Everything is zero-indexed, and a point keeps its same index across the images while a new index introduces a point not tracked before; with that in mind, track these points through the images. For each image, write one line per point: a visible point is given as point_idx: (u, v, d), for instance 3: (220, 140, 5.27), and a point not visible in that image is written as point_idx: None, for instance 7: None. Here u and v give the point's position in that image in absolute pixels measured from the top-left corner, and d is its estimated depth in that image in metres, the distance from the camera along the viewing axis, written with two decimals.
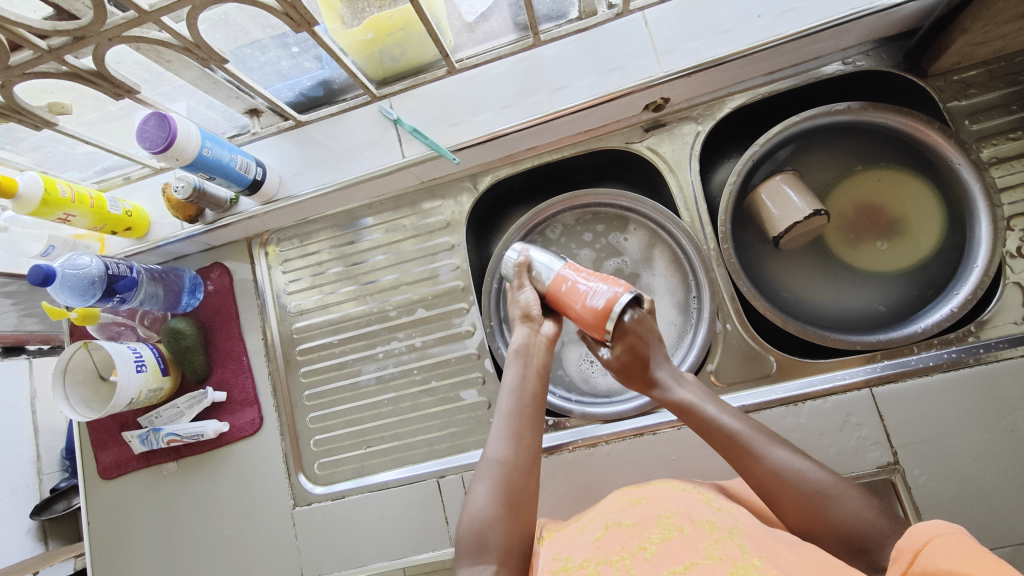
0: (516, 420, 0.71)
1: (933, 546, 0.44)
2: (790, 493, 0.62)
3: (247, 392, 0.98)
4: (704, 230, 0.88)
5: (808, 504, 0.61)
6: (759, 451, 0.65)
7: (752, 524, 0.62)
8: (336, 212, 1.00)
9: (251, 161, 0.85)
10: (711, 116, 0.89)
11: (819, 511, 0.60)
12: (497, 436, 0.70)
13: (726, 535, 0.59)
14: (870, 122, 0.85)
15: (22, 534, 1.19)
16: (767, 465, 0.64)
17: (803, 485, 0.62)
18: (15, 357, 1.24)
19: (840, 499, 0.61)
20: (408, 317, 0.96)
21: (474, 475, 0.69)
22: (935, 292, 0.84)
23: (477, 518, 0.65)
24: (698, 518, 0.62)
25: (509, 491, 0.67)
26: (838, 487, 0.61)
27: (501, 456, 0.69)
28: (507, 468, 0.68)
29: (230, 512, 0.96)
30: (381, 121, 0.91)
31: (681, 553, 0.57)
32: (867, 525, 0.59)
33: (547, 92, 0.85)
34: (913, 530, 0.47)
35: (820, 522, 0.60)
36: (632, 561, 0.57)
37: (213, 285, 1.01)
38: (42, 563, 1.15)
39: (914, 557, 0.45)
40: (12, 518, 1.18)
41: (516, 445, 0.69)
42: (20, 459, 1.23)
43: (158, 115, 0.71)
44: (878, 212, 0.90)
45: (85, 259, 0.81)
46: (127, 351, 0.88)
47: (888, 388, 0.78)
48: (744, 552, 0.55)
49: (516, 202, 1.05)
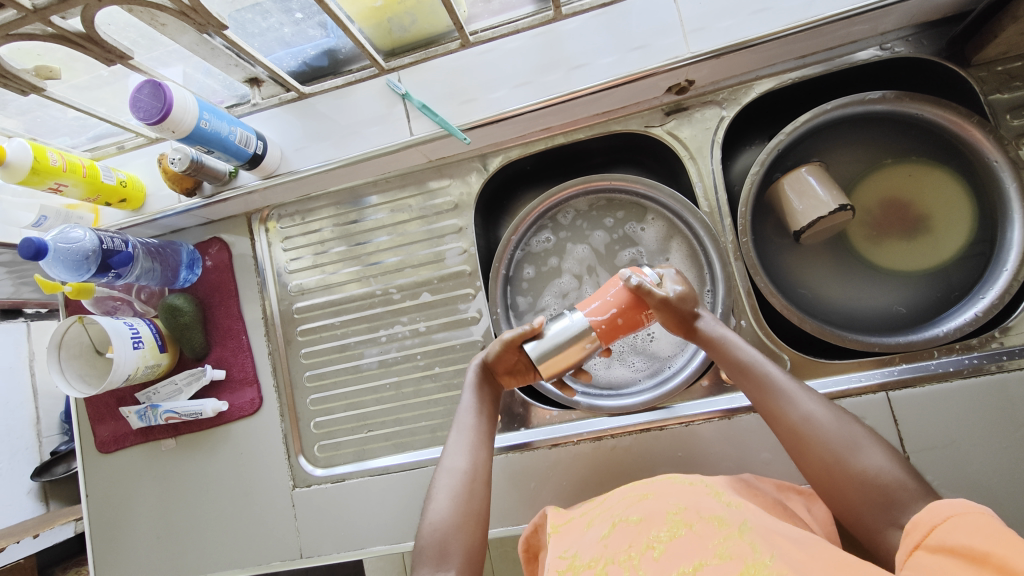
0: (476, 434, 0.73)
1: (953, 524, 0.48)
2: (817, 443, 0.63)
3: (246, 370, 0.96)
4: (722, 222, 0.85)
5: (836, 452, 0.62)
6: (791, 398, 0.67)
7: (763, 522, 0.58)
8: (339, 189, 0.96)
9: (251, 134, 0.80)
10: (736, 101, 0.84)
11: (843, 462, 0.61)
12: (457, 447, 0.72)
13: (737, 532, 0.57)
14: (904, 113, 0.80)
15: (23, 495, 1.21)
16: (800, 411, 0.65)
17: (831, 435, 0.63)
18: (12, 320, 1.24)
19: (867, 451, 0.61)
20: (412, 300, 0.94)
21: (434, 484, 0.70)
22: (959, 294, 0.81)
23: (440, 525, 0.66)
24: (707, 514, 0.60)
25: (470, 500, 0.67)
26: (868, 441, 0.62)
27: (462, 466, 0.70)
28: (468, 478, 0.69)
29: (229, 490, 0.95)
30: (389, 95, 0.86)
31: (692, 550, 0.56)
32: (890, 479, 0.59)
33: (565, 70, 0.81)
34: (935, 506, 0.51)
35: (843, 472, 0.61)
36: (641, 560, 0.57)
37: (212, 261, 0.98)
38: (42, 526, 1.17)
39: (932, 530, 0.50)
40: (14, 480, 1.20)
41: (474, 456, 0.71)
42: (19, 421, 1.23)
43: (152, 83, 0.67)
44: (904, 208, 0.86)
45: (78, 232, 0.77)
46: (123, 326, 0.86)
47: (905, 392, 0.76)
48: (754, 550, 0.53)
49: (527, 184, 1.01)
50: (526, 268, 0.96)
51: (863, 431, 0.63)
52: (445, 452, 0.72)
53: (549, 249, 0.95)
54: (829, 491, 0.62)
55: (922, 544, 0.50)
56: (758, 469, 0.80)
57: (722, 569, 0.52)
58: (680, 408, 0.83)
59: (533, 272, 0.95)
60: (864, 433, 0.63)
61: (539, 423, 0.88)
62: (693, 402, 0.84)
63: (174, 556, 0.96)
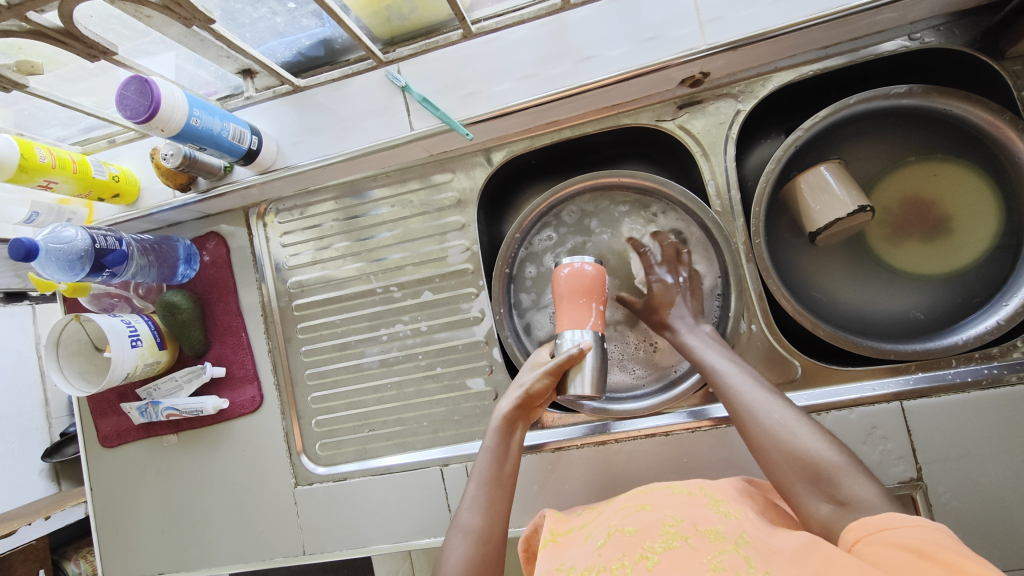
0: (494, 490, 0.69)
1: (905, 529, 0.50)
2: (757, 425, 0.64)
3: (246, 368, 0.95)
4: (734, 222, 0.82)
5: (772, 432, 0.62)
6: (738, 388, 0.67)
7: (761, 535, 0.56)
8: (339, 183, 0.93)
9: (245, 129, 0.78)
10: (753, 94, 0.80)
11: (778, 442, 0.61)
12: (473, 504, 0.69)
13: (733, 545, 0.54)
14: (931, 108, 0.76)
15: (35, 475, 1.29)
16: (743, 397, 0.66)
17: (769, 419, 0.63)
18: (18, 304, 1.30)
19: (802, 435, 0.61)
20: (414, 299, 0.92)
21: (447, 543, 0.67)
22: (980, 300, 0.78)
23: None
24: (704, 527, 0.57)
25: (484, 564, 0.65)
26: (807, 424, 0.62)
27: (475, 525, 0.67)
28: (481, 539, 0.66)
29: (231, 486, 0.95)
30: (388, 86, 0.83)
31: (685, 564, 0.53)
32: (824, 458, 0.59)
33: (573, 62, 0.77)
34: (888, 514, 0.52)
35: (779, 451, 0.61)
36: (633, 569, 0.54)
37: (210, 257, 0.96)
38: (54, 507, 1.22)
39: (878, 531, 0.51)
40: (24, 461, 1.28)
41: (489, 517, 0.68)
42: (28, 405, 1.30)
43: (139, 79, 0.64)
44: (926, 207, 0.82)
45: (70, 232, 0.75)
46: (121, 325, 0.84)
47: (919, 402, 0.74)
48: (749, 564, 0.50)
49: (532, 178, 0.98)
50: (530, 267, 0.92)
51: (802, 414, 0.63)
52: (460, 506, 0.69)
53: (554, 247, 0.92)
54: (767, 470, 0.62)
55: (864, 538, 0.51)
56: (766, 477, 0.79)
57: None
58: (685, 413, 0.82)
59: (536, 271, 0.92)
60: (802, 416, 0.63)
61: (542, 426, 0.86)
62: (699, 407, 0.82)
63: (179, 548, 0.96)
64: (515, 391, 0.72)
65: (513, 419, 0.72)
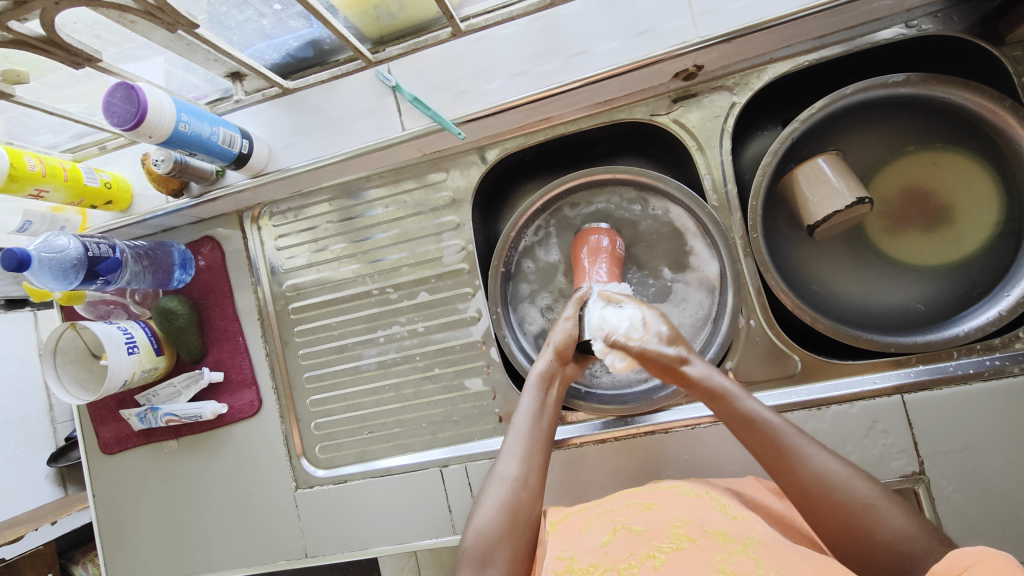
0: (530, 442, 0.69)
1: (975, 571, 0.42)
2: (832, 503, 0.57)
3: (244, 372, 0.94)
4: (731, 216, 0.81)
5: (852, 515, 0.56)
6: (802, 455, 0.59)
7: (770, 535, 0.55)
8: (333, 184, 0.93)
9: (235, 133, 0.77)
10: (748, 86, 0.79)
11: (862, 528, 0.55)
12: (509, 453, 0.69)
13: (741, 547, 0.53)
14: (930, 97, 0.75)
15: (41, 480, 1.30)
16: (810, 469, 0.58)
17: (809, 461, 0.58)
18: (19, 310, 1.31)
19: (822, 461, 0.59)
20: (410, 300, 0.91)
21: (484, 489, 0.67)
22: (982, 290, 0.77)
23: (484, 531, 0.63)
24: (710, 529, 0.56)
25: (517, 511, 0.64)
26: (883, 499, 0.56)
27: (513, 473, 0.67)
28: (515, 487, 0.66)
29: (233, 491, 0.95)
30: (378, 86, 0.82)
31: (692, 564, 0.51)
32: (912, 544, 0.54)
33: (564, 58, 0.76)
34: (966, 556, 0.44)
35: (863, 539, 0.55)
36: (640, 569, 0.51)
37: (205, 261, 0.96)
38: (60, 512, 1.23)
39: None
40: (31, 466, 1.28)
41: (527, 465, 0.68)
42: (32, 410, 1.31)
43: (125, 85, 0.63)
44: (926, 197, 0.81)
45: (63, 241, 0.75)
46: (117, 332, 0.83)
47: (921, 395, 0.73)
48: (758, 567, 0.49)
49: (527, 175, 0.97)
50: (529, 266, 0.92)
51: (876, 488, 0.57)
52: (498, 458, 0.69)
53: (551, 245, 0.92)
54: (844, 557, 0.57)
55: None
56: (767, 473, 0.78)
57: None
58: (684, 409, 0.82)
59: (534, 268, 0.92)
60: (877, 493, 0.57)
61: None
62: (697, 403, 0.82)
63: (183, 553, 0.97)
64: (549, 350, 0.76)
65: (549, 374, 0.75)
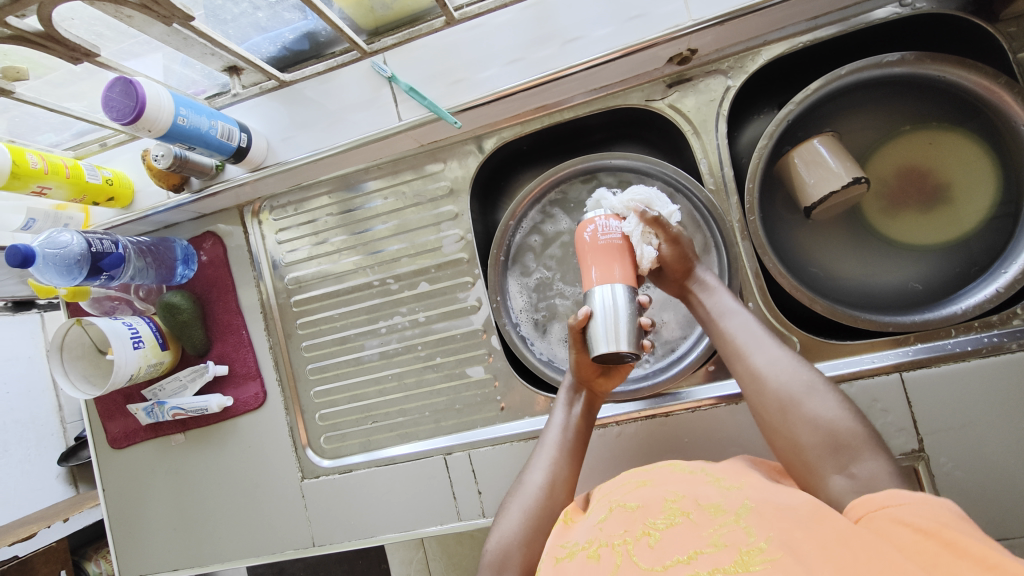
0: (561, 453, 0.70)
1: (907, 507, 0.49)
2: (775, 385, 0.62)
3: (249, 365, 0.95)
4: (728, 200, 0.81)
5: (791, 397, 0.61)
6: (758, 344, 0.65)
7: (763, 497, 0.56)
8: (333, 176, 0.93)
9: (233, 127, 0.78)
10: (742, 69, 0.80)
11: (795, 408, 0.61)
12: (539, 463, 0.70)
13: (733, 517, 0.53)
14: (925, 75, 0.75)
15: (53, 479, 1.32)
16: (760, 357, 0.64)
17: (762, 356, 0.64)
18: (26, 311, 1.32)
19: (770, 349, 0.65)
20: (411, 290, 0.92)
21: (510, 498, 0.69)
22: (979, 269, 0.77)
23: (510, 538, 0.64)
24: (704, 502, 0.56)
25: (541, 520, 0.66)
26: (824, 389, 0.61)
27: (540, 481, 0.68)
28: (545, 496, 0.67)
29: (240, 482, 0.96)
30: (374, 78, 0.82)
31: (686, 539, 0.52)
32: (841, 425, 0.58)
33: (558, 45, 0.76)
34: (890, 491, 0.51)
35: (796, 417, 0.60)
36: (635, 548, 0.53)
37: (207, 256, 0.97)
38: (72, 509, 1.24)
39: (880, 507, 0.50)
40: (42, 465, 1.30)
41: (553, 475, 0.69)
42: (42, 410, 1.32)
43: (123, 80, 0.64)
44: (922, 176, 0.81)
45: (66, 237, 0.76)
46: (122, 327, 0.84)
47: (920, 373, 0.73)
48: (750, 535, 0.50)
49: (525, 164, 0.98)
50: (534, 254, 0.92)
51: (822, 379, 0.62)
52: (528, 466, 0.71)
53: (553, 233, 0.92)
54: (776, 437, 0.62)
55: (868, 516, 0.50)
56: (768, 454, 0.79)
57: (715, 558, 0.48)
58: (685, 393, 0.83)
59: (533, 255, 0.92)
60: (820, 382, 0.62)
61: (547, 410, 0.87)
62: (696, 387, 0.83)
63: (193, 545, 0.98)
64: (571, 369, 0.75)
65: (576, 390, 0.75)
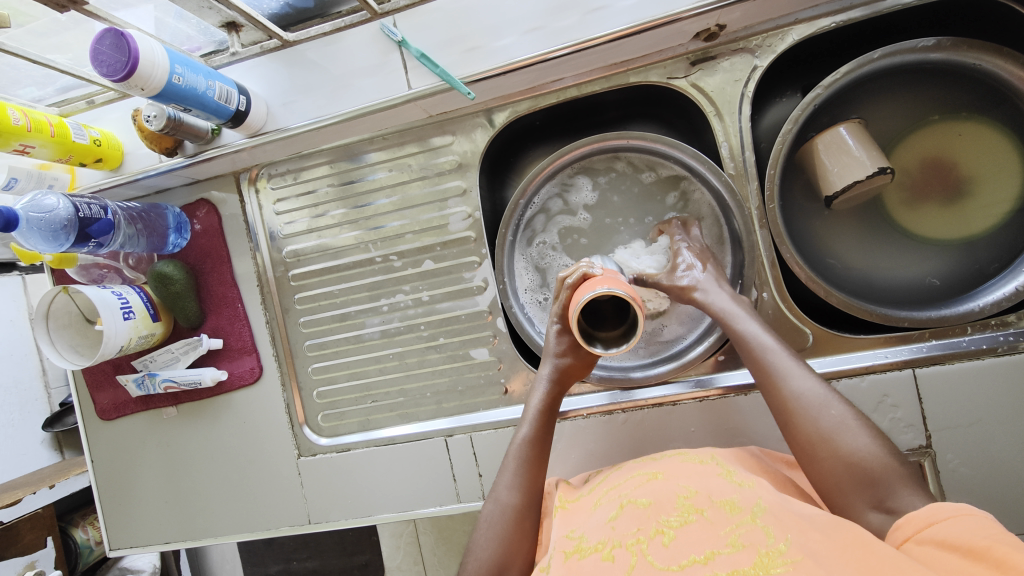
0: (533, 469, 0.69)
1: (952, 522, 0.47)
2: (804, 420, 0.60)
3: (244, 339, 0.92)
4: (748, 185, 0.78)
5: (819, 432, 0.59)
6: (784, 375, 0.64)
7: (777, 501, 0.55)
8: (334, 146, 0.89)
9: (232, 88, 0.73)
10: (771, 49, 0.76)
11: (825, 443, 0.58)
12: (512, 482, 0.68)
13: (749, 517, 0.52)
14: (960, 63, 0.72)
15: (37, 444, 1.29)
16: (788, 388, 0.63)
17: (790, 387, 0.62)
18: (7, 273, 1.27)
19: (797, 377, 0.63)
20: (414, 268, 0.89)
21: (483, 511, 0.68)
22: (998, 266, 0.76)
23: (487, 562, 0.63)
24: (718, 498, 0.55)
25: (522, 538, 0.65)
26: (854, 423, 0.59)
27: (514, 502, 0.67)
28: (518, 517, 0.66)
29: (234, 458, 0.94)
30: (383, 41, 0.78)
31: (703, 538, 0.51)
32: (874, 462, 0.56)
33: (580, 14, 0.72)
34: (934, 506, 0.50)
35: (824, 452, 0.58)
36: (649, 546, 0.52)
37: (201, 225, 0.92)
38: (57, 476, 1.22)
39: (924, 526, 0.49)
40: (25, 431, 1.27)
41: (528, 494, 0.67)
42: (25, 374, 1.28)
43: (114, 32, 0.59)
44: (948, 169, 0.79)
45: (51, 201, 0.71)
46: (111, 296, 0.80)
47: (932, 369, 0.72)
48: (768, 536, 0.49)
49: (536, 140, 0.94)
50: (546, 216, 0.89)
51: (852, 412, 0.60)
52: (498, 483, 0.69)
53: (576, 204, 0.88)
54: (810, 471, 0.60)
55: (913, 537, 0.49)
56: (773, 446, 0.78)
57: (734, 560, 0.48)
58: (694, 381, 0.82)
59: (545, 218, 0.89)
60: (850, 414, 0.59)
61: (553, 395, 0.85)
62: (706, 375, 0.82)
63: (184, 519, 0.96)
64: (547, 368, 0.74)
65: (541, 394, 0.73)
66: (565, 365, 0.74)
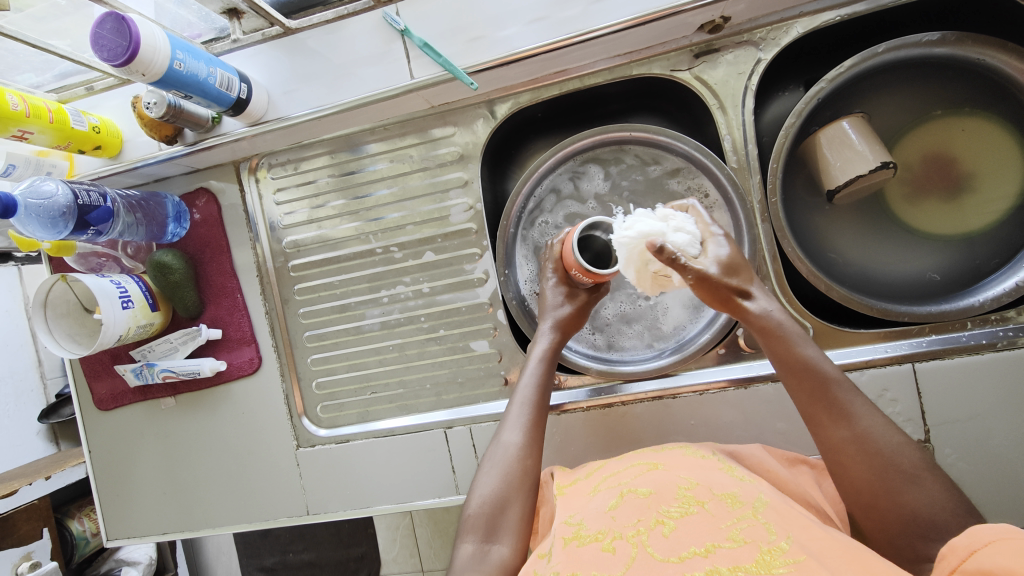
0: (534, 412, 0.70)
1: (993, 547, 0.42)
2: (864, 467, 0.55)
3: (243, 330, 0.92)
4: (751, 179, 0.79)
5: (881, 480, 0.54)
6: (845, 413, 0.57)
7: (777, 496, 0.56)
8: (334, 136, 0.89)
9: (233, 76, 0.73)
10: (775, 42, 0.76)
11: (885, 493, 0.53)
12: (515, 423, 0.69)
13: (751, 512, 0.52)
14: (964, 58, 0.72)
15: (33, 436, 1.28)
16: (850, 429, 0.56)
17: (851, 430, 0.56)
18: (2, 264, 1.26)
19: (858, 416, 0.56)
20: (415, 260, 0.89)
21: (487, 454, 0.68)
22: (998, 262, 0.76)
23: (489, 499, 0.64)
24: (719, 491, 0.56)
25: (522, 477, 0.65)
26: (920, 470, 0.53)
27: (517, 441, 0.67)
28: (519, 456, 0.66)
29: (232, 449, 0.94)
30: (385, 30, 0.77)
31: (703, 530, 0.51)
32: (944, 518, 0.50)
33: (584, 5, 0.72)
34: (978, 532, 0.44)
35: (885, 503, 0.53)
36: (649, 537, 0.52)
37: (200, 215, 0.92)
38: (53, 467, 1.21)
39: (969, 556, 0.43)
40: (20, 422, 1.26)
41: (531, 435, 0.68)
42: (20, 366, 1.27)
43: (115, 16, 0.58)
44: (948, 164, 0.79)
45: (50, 186, 0.71)
46: (110, 285, 0.80)
47: (932, 364, 0.73)
48: (769, 533, 0.49)
49: (538, 132, 0.94)
50: (552, 203, 0.89)
51: (917, 458, 0.54)
52: (503, 425, 0.70)
53: (585, 193, 0.88)
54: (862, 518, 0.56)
55: (958, 568, 0.43)
56: (773, 440, 0.78)
57: (735, 555, 0.47)
58: (694, 375, 0.82)
59: (555, 201, 0.88)
60: (916, 460, 0.54)
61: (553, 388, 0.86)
62: (706, 369, 0.82)
63: (182, 509, 0.96)
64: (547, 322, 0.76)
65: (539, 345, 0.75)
66: (563, 314, 0.76)
